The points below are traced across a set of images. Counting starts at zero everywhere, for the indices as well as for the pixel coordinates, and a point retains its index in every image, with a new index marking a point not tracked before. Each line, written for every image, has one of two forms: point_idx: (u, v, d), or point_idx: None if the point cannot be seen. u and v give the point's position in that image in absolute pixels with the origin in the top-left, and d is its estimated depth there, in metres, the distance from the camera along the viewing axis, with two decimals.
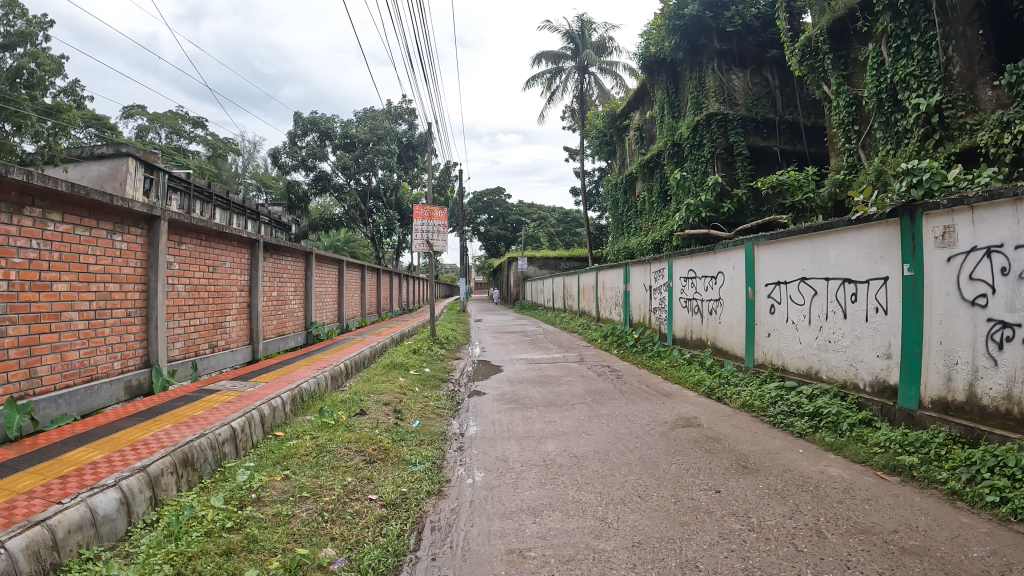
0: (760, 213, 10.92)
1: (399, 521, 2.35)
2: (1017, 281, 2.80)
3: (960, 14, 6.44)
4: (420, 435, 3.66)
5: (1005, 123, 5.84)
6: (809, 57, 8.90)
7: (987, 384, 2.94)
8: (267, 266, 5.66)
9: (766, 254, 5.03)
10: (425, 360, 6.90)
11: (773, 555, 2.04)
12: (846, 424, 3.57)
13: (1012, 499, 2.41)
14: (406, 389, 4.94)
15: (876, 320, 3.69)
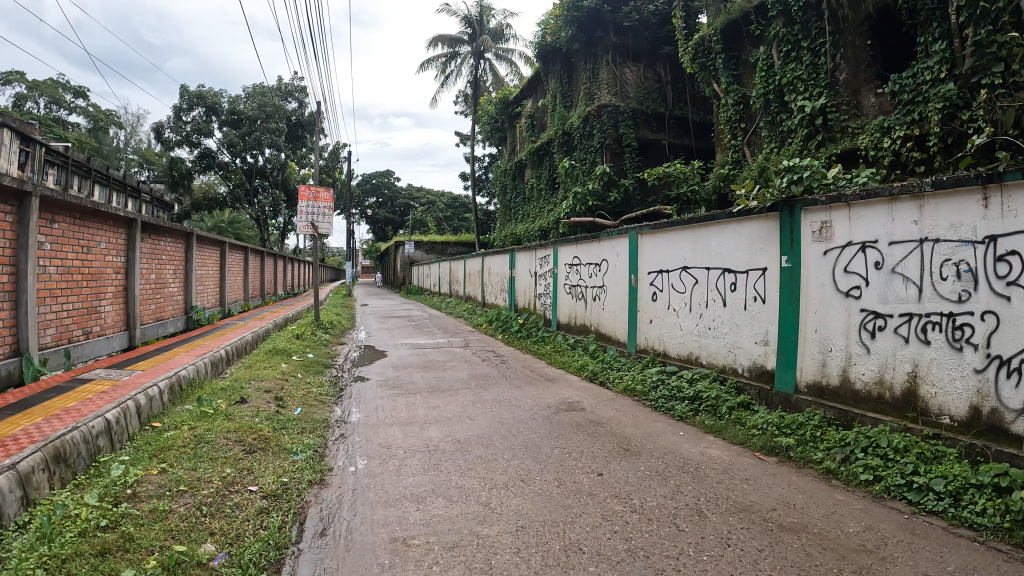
0: (644, 203, 11.32)
1: (280, 513, 2.27)
2: (889, 275, 2.97)
3: (852, 23, 6.88)
4: (300, 422, 3.56)
5: (885, 129, 6.25)
6: (701, 56, 9.21)
7: (860, 369, 3.11)
8: (145, 247, 5.37)
9: (650, 243, 5.13)
10: (309, 346, 6.74)
11: (655, 535, 2.08)
12: (726, 406, 3.72)
13: (885, 477, 2.58)
14: (288, 375, 4.83)
15: (754, 308, 3.85)
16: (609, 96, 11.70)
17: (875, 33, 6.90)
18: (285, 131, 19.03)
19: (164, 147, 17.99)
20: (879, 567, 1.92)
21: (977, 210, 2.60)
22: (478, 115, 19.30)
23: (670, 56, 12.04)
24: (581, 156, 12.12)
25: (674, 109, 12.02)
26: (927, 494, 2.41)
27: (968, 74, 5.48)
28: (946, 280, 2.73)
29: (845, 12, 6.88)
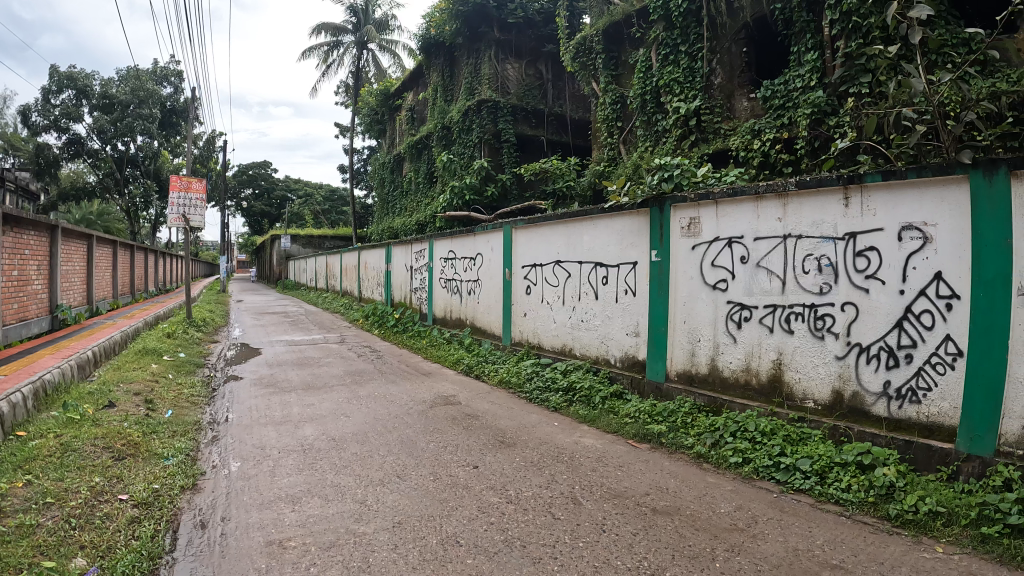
0: (522, 198, 12.15)
1: (153, 522, 2.17)
2: (754, 269, 3.22)
3: (728, 30, 7.32)
4: (172, 425, 3.43)
5: (755, 132, 6.84)
6: (582, 55, 9.50)
7: (727, 358, 3.36)
8: (6, 242, 5.03)
9: (524, 238, 5.27)
10: (181, 345, 6.49)
11: (531, 525, 2.14)
12: (599, 397, 3.90)
13: (752, 459, 2.82)
14: (158, 376, 4.63)
15: (625, 301, 4.06)
16: (490, 91, 12.49)
17: (749, 41, 7.42)
18: (159, 117, 18.20)
19: (29, 131, 16.85)
20: (751, 543, 2.07)
21: (835, 210, 2.86)
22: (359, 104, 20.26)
23: (551, 54, 13.16)
24: (459, 149, 12.88)
25: (553, 108, 13.01)
26: (794, 473, 2.67)
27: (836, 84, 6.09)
28: (808, 273, 2.98)
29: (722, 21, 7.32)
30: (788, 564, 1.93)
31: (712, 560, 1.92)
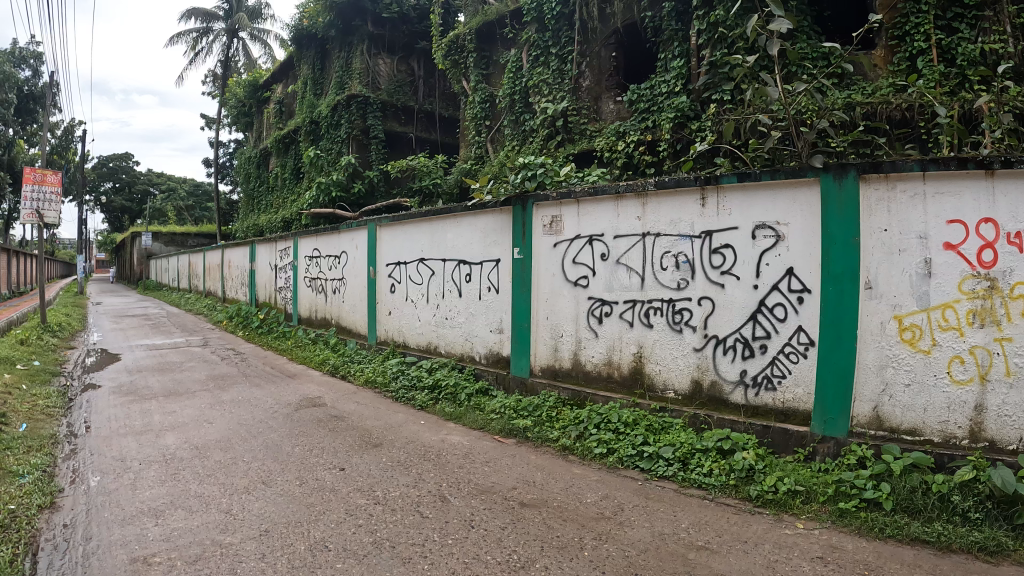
0: (388, 194, 13.26)
1: (13, 546, 2.58)
2: (612, 264, 4.81)
3: (599, 34, 9.36)
4: (29, 440, 3.96)
5: (620, 134, 8.66)
6: (454, 52, 11.79)
7: (591, 349, 4.97)
8: None
9: (389, 237, 7.44)
10: (35, 351, 7.00)
11: (399, 525, 2.95)
12: (465, 393, 5.63)
13: (613, 449, 4.20)
14: (12, 387, 5.06)
15: (491, 299, 5.89)
16: (361, 86, 14.75)
17: (617, 46, 9.60)
18: (13, 102, 17.04)
19: None
20: (616, 530, 3.06)
21: (691, 210, 4.34)
22: (228, 95, 22.37)
23: (422, 52, 15.46)
24: (327, 143, 14.92)
25: (423, 105, 15.32)
26: (656, 462, 3.97)
27: (698, 90, 7.91)
28: (665, 268, 4.49)
29: (592, 26, 9.34)
30: (650, 548, 2.88)
31: (583, 542, 2.89)
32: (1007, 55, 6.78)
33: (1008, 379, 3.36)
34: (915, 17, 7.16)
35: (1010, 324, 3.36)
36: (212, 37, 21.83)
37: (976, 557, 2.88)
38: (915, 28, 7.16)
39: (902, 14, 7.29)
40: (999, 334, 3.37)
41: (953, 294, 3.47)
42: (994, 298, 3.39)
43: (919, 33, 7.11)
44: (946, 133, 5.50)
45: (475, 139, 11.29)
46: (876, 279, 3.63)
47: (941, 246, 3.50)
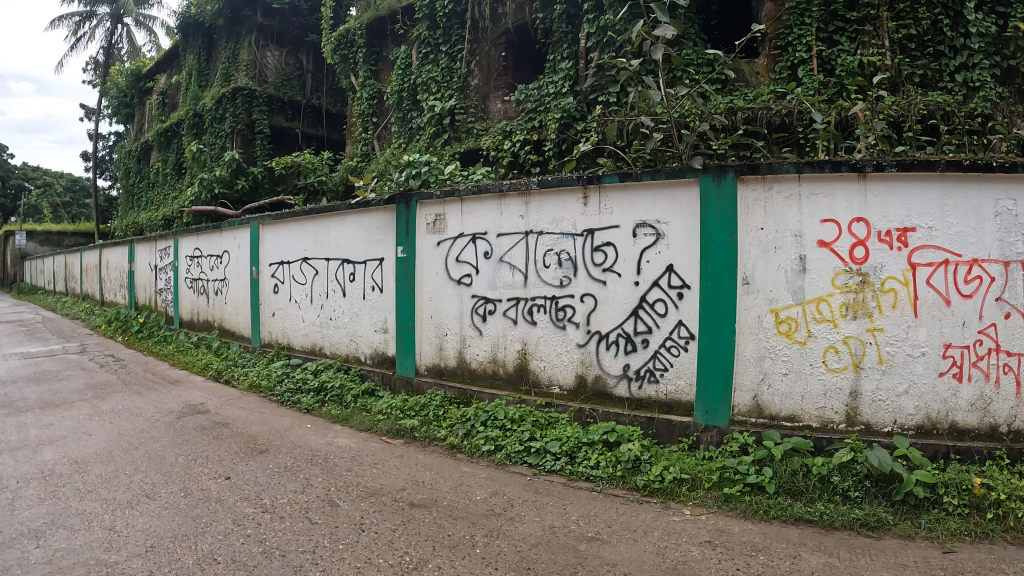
0: (272, 190, 13.03)
1: None
2: (495, 262, 5.37)
3: (490, 34, 9.46)
4: None
5: (505, 133, 8.79)
6: (343, 47, 11.62)
7: (476, 346, 5.51)
8: None
9: (271, 235, 7.58)
10: None
11: (289, 533, 3.23)
12: (352, 395, 5.94)
13: (499, 446, 4.69)
14: None
15: (374, 298, 6.30)
16: (247, 78, 14.52)
17: (507, 46, 9.55)
18: None
19: None
20: (507, 525, 3.51)
21: (574, 209, 4.92)
22: (108, 87, 21.48)
23: (312, 45, 15.48)
24: (211, 137, 14.77)
25: (311, 100, 15.28)
26: (544, 457, 4.47)
27: (585, 92, 8.10)
28: (548, 266, 5.08)
29: (483, 25, 9.45)
30: (541, 542, 3.31)
31: (477, 539, 3.31)
32: (883, 67, 7.18)
33: (879, 365, 4.04)
34: (799, 29, 7.56)
35: (881, 315, 4.03)
36: (95, 20, 20.84)
37: (858, 531, 3.48)
38: (798, 38, 7.55)
39: (785, 26, 7.68)
40: (871, 325, 4.05)
41: (827, 288, 4.11)
42: (865, 291, 4.05)
43: (801, 44, 7.52)
44: (822, 138, 5.84)
45: (361, 136, 11.29)
46: (752, 277, 4.24)
47: (817, 242, 4.12)
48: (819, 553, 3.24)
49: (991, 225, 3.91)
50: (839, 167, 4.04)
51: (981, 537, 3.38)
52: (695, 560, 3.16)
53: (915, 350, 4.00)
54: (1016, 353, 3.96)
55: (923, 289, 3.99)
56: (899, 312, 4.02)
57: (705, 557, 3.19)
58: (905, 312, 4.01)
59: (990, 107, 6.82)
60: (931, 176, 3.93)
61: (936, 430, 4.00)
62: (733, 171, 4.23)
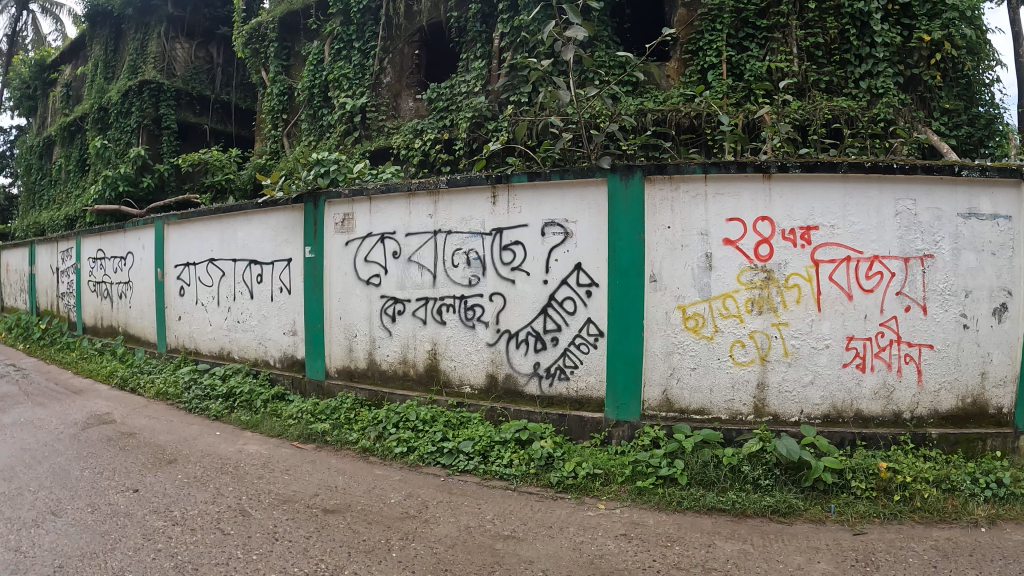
0: (178, 189, 12.43)
1: None
2: (404, 262, 5.33)
3: (404, 31, 9.37)
4: None
5: (416, 132, 8.72)
6: (253, 41, 11.19)
7: (386, 347, 5.45)
8: None
9: (177, 235, 7.26)
10: None
11: (202, 545, 3.11)
12: (262, 400, 5.77)
13: (412, 447, 4.65)
14: None
15: (282, 300, 6.12)
16: (153, 71, 13.79)
17: (422, 44, 9.63)
18: None
19: None
20: (422, 527, 3.49)
21: (482, 208, 4.94)
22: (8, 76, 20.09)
23: (222, 38, 14.83)
24: (115, 132, 13.66)
25: (220, 95, 14.62)
26: (457, 457, 4.46)
27: (497, 92, 8.18)
28: (457, 266, 5.08)
29: (397, 22, 9.31)
30: (457, 543, 3.31)
31: (393, 543, 3.27)
32: (790, 73, 7.43)
33: (785, 358, 4.23)
34: (710, 34, 7.81)
35: (785, 310, 4.23)
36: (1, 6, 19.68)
37: (771, 518, 3.65)
38: (709, 44, 7.81)
39: (697, 31, 7.93)
40: (776, 319, 4.23)
41: (733, 284, 4.27)
42: (770, 287, 4.23)
43: (712, 50, 7.77)
44: (731, 138, 6.07)
45: (270, 133, 10.86)
46: (660, 275, 4.35)
47: (723, 241, 4.27)
48: (734, 540, 3.38)
49: (890, 223, 4.16)
50: (744, 168, 4.19)
51: (889, 518, 3.63)
52: (612, 553, 3.22)
53: (819, 342, 4.21)
54: (916, 344, 4.20)
55: (825, 284, 4.20)
56: (803, 307, 4.22)
57: (622, 549, 3.26)
58: (809, 307, 4.22)
59: (892, 113, 7.17)
60: (833, 177, 4.14)
61: (841, 418, 4.23)
62: (641, 171, 4.34)
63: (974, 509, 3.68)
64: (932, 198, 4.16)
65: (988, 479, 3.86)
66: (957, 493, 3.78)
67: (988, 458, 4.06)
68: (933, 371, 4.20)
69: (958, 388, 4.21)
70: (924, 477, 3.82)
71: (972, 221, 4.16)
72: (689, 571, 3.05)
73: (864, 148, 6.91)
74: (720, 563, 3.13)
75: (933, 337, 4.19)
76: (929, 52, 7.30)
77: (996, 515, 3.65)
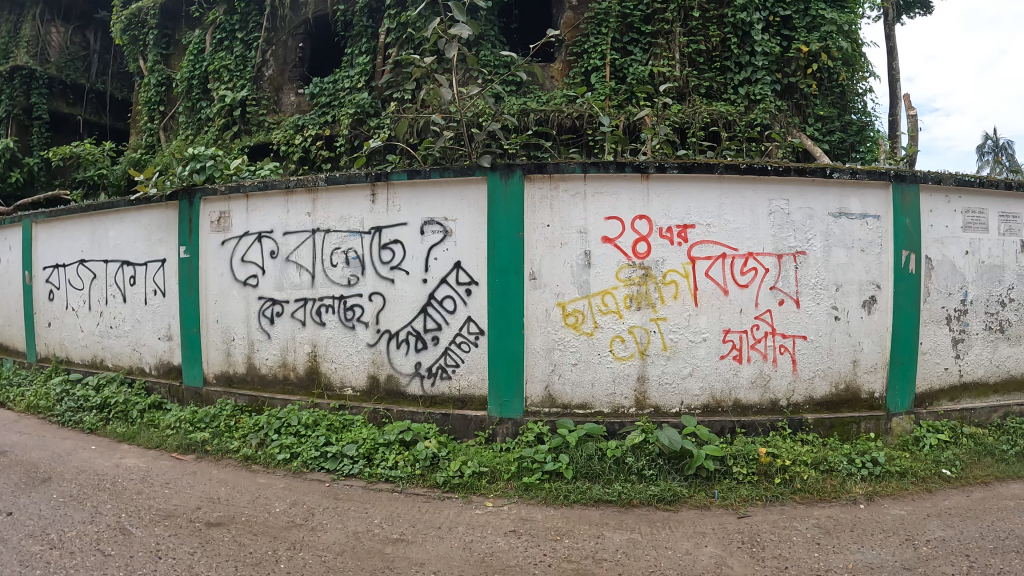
0: (48, 184, 11.43)
1: None
2: (281, 261, 5.15)
3: (288, 24, 9.03)
4: None
5: (297, 127, 8.44)
6: (133, 27, 10.45)
7: (264, 351, 5.24)
8: None
9: (44, 235, 6.73)
10: None
11: (81, 569, 2.89)
12: (138, 410, 5.44)
13: (295, 453, 4.50)
14: None
15: (156, 303, 5.78)
16: (26, 56, 12.26)
17: (306, 37, 9.31)
18: None
19: None
20: (309, 536, 3.38)
21: (361, 206, 4.86)
22: None
23: (103, 23, 13.45)
24: None
25: (94, 84, 13.12)
26: (341, 461, 4.35)
27: (380, 88, 8.01)
28: (335, 265, 4.98)
29: (282, 13, 8.98)
30: (346, 550, 3.22)
31: (279, 555, 3.14)
32: (672, 77, 7.75)
33: (663, 352, 4.40)
34: (595, 37, 8.05)
35: (663, 306, 4.40)
36: None
37: (657, 506, 3.79)
38: (593, 47, 8.04)
39: (583, 34, 8.15)
40: (654, 315, 4.40)
41: (612, 281, 4.39)
42: (648, 284, 4.39)
43: (595, 53, 8.01)
44: (609, 140, 6.24)
45: (146, 125, 10.24)
46: (539, 273, 4.41)
47: (602, 239, 4.39)
48: (622, 530, 3.48)
49: (765, 222, 4.41)
50: (622, 168, 4.32)
51: (772, 500, 3.86)
52: (502, 551, 3.24)
53: (696, 336, 4.41)
54: (790, 335, 4.47)
55: (701, 280, 4.41)
56: (680, 302, 4.40)
57: (511, 546, 3.28)
58: (686, 302, 4.40)
59: (769, 118, 7.55)
60: (709, 177, 4.35)
61: (720, 408, 4.44)
62: (520, 170, 4.39)
63: (851, 487, 3.98)
64: (804, 199, 4.44)
65: (864, 458, 4.17)
66: (835, 473, 4.06)
67: (861, 440, 4.40)
68: (807, 360, 4.48)
69: (831, 374, 4.51)
70: (804, 460, 4.07)
71: (842, 220, 4.47)
72: (578, 564, 3.10)
73: (741, 150, 7.29)
74: (609, 553, 3.21)
75: (806, 329, 4.48)
76: (806, 62, 7.71)
77: (873, 492, 3.96)
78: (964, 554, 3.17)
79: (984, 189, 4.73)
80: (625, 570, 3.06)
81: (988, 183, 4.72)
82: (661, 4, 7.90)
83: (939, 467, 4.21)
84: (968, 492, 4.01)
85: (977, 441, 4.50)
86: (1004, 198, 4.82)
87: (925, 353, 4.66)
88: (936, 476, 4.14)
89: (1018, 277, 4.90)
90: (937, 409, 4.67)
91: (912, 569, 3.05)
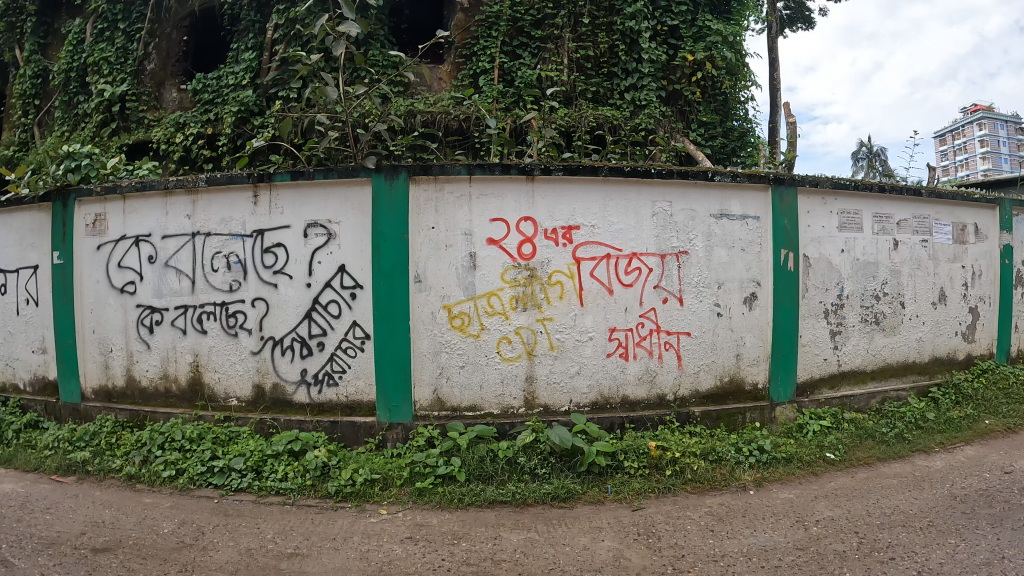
0: None
1: None
2: (160, 266, 4.86)
3: (173, 16, 8.67)
4: None
5: (178, 125, 8.00)
6: (9, 14, 9.56)
7: (143, 361, 4.92)
8: None
9: None
10: None
11: None
12: (13, 431, 5.02)
13: (179, 469, 4.25)
14: None
15: (28, 313, 5.34)
16: None
17: (191, 30, 8.97)
18: None
19: None
20: (201, 556, 3.20)
21: (242, 208, 4.66)
22: None
23: None
24: None
25: None
26: (229, 476, 4.14)
27: (265, 86, 7.75)
28: (216, 270, 4.75)
29: (169, 4, 8.57)
30: (241, 568, 3.08)
31: None
32: (559, 82, 7.94)
33: (551, 351, 4.48)
34: (485, 40, 8.09)
35: (549, 306, 4.47)
36: None
37: (552, 504, 3.85)
38: (483, 49, 8.07)
39: (473, 37, 8.19)
40: (541, 315, 4.46)
41: (498, 282, 4.43)
42: (534, 284, 4.45)
43: (485, 55, 8.05)
44: (498, 143, 6.25)
45: (18, 120, 9.46)
46: (425, 275, 4.39)
47: (487, 240, 4.41)
48: (520, 530, 3.51)
49: (649, 223, 4.58)
50: (508, 170, 4.36)
51: (664, 491, 4.00)
52: (401, 558, 3.18)
53: (582, 335, 4.52)
54: (675, 332, 4.66)
55: (586, 280, 4.51)
56: (566, 302, 4.49)
57: (409, 553, 3.23)
58: (572, 301, 4.50)
59: (652, 123, 7.86)
60: (595, 180, 4.47)
61: (609, 405, 4.56)
62: (406, 171, 4.37)
63: (740, 475, 4.18)
64: (686, 201, 4.63)
65: (751, 447, 4.40)
66: (724, 462, 4.25)
67: (747, 429, 4.64)
68: (692, 355, 4.68)
69: (716, 368, 4.73)
70: (693, 451, 4.24)
71: (723, 221, 4.70)
72: (478, 566, 3.09)
73: (626, 152, 7.51)
74: (508, 553, 3.23)
75: (689, 326, 4.67)
76: (690, 70, 8.07)
77: (762, 478, 4.19)
78: (852, 531, 3.41)
79: (857, 191, 5.10)
80: (525, 569, 3.07)
81: (861, 187, 5.10)
82: (553, 10, 8.10)
83: (823, 451, 4.50)
84: (850, 473, 4.31)
85: (857, 425, 4.85)
86: (875, 200, 5.21)
87: (803, 346, 4.96)
88: (821, 460, 4.42)
89: (890, 273, 5.31)
90: (818, 398, 4.99)
91: (803, 548, 3.24)
